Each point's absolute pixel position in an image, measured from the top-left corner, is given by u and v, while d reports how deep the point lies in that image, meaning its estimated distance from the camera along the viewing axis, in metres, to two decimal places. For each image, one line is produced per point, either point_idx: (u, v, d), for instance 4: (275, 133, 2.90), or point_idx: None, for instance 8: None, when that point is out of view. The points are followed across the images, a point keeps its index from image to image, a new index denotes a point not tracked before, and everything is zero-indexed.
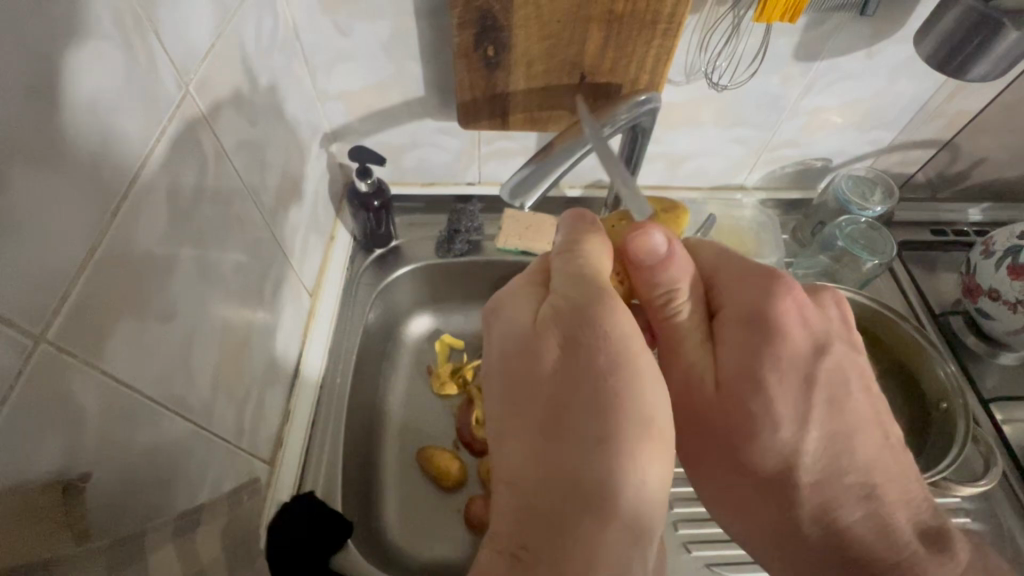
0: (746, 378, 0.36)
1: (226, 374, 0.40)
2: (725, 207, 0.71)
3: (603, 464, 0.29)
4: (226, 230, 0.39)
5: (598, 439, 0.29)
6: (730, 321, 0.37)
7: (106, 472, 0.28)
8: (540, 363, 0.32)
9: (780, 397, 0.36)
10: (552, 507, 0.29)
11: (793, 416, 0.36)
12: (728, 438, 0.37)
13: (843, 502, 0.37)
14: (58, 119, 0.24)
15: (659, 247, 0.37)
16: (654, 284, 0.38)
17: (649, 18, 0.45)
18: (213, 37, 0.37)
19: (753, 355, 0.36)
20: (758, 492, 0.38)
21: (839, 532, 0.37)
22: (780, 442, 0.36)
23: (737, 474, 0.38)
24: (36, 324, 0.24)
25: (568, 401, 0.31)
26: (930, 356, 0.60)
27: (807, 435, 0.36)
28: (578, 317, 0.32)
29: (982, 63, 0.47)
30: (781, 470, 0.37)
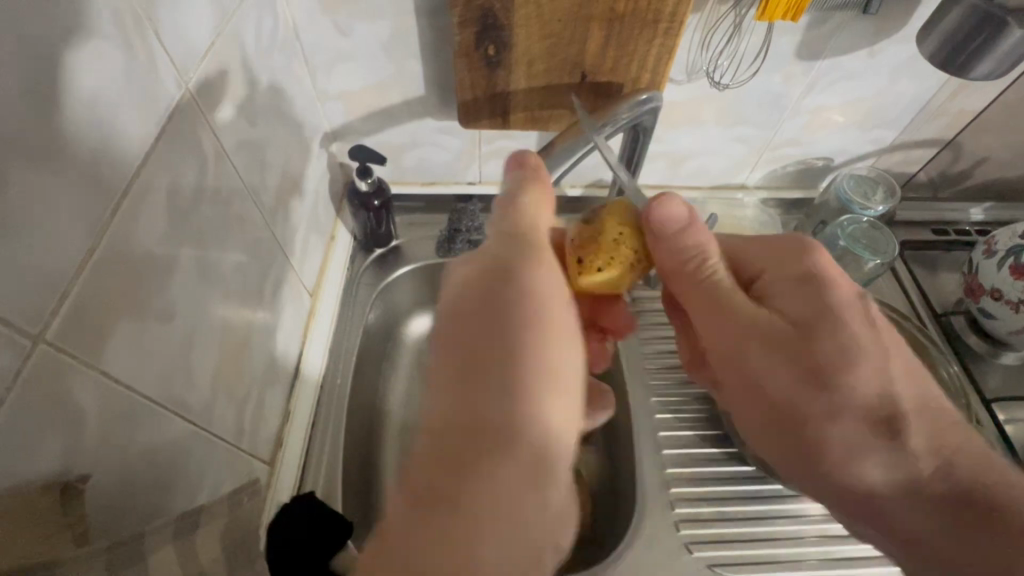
0: (826, 317, 0.37)
1: (226, 374, 0.40)
2: (725, 207, 0.71)
3: (510, 405, 0.31)
4: (226, 230, 0.39)
5: (507, 382, 0.32)
6: (783, 276, 0.40)
7: (105, 473, 0.28)
8: (464, 311, 0.35)
9: (856, 330, 0.37)
10: (462, 445, 0.29)
11: (874, 348, 0.37)
12: (821, 381, 0.37)
13: (943, 431, 0.38)
14: (57, 119, 0.24)
15: (681, 213, 0.39)
16: (692, 246, 0.39)
17: (650, 17, 0.45)
18: (213, 36, 0.36)
19: (818, 297, 0.38)
20: (858, 437, 0.37)
21: (950, 459, 0.38)
22: (867, 378, 0.36)
23: (832, 420, 0.37)
24: (35, 324, 0.24)
25: (485, 345, 0.33)
26: (935, 358, 0.60)
27: (892, 363, 0.37)
28: (497, 268, 0.36)
29: (985, 63, 0.47)
30: (883, 405, 0.36)
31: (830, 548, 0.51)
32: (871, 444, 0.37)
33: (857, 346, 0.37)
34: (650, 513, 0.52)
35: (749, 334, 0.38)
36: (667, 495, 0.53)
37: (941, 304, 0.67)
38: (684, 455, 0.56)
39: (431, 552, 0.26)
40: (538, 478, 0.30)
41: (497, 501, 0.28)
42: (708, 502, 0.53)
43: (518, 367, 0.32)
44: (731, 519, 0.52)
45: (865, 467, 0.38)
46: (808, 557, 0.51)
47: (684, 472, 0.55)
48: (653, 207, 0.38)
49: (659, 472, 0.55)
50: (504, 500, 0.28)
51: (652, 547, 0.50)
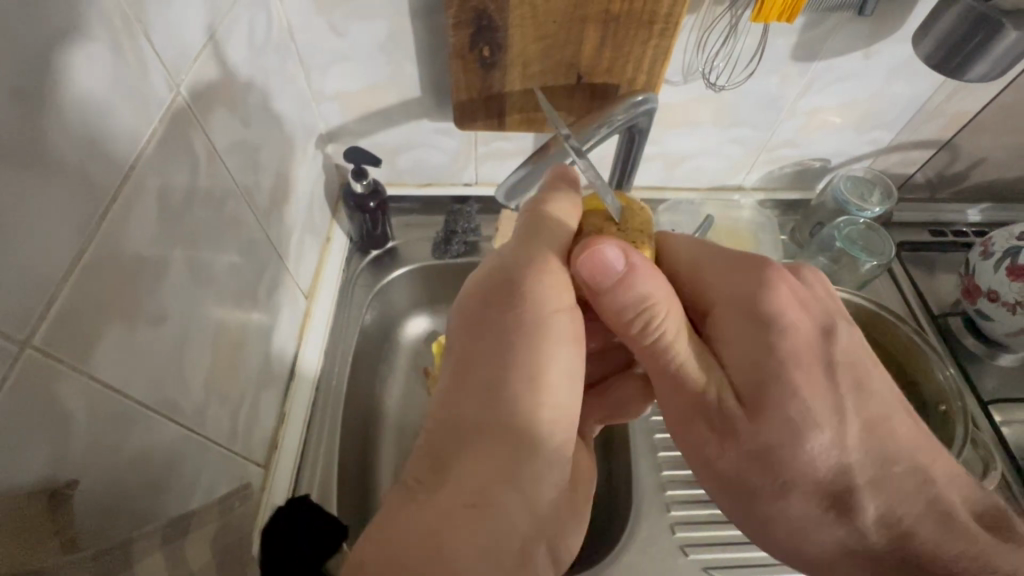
0: (768, 385, 0.37)
1: (218, 377, 0.40)
2: (723, 208, 0.71)
3: (488, 411, 0.34)
4: (219, 232, 0.39)
5: (495, 390, 0.35)
6: (732, 321, 0.39)
7: (93, 479, 0.28)
8: (468, 316, 0.38)
9: (808, 391, 0.37)
10: (442, 444, 0.34)
11: (828, 414, 0.37)
12: (769, 450, 0.38)
13: (903, 499, 0.38)
14: (44, 122, 0.24)
15: (614, 265, 0.36)
16: (624, 305, 0.37)
17: (646, 18, 0.45)
18: (205, 36, 0.36)
19: (767, 353, 0.38)
20: (812, 516, 0.39)
21: (902, 533, 0.38)
22: (818, 446, 0.37)
23: (784, 493, 0.39)
24: (22, 328, 0.23)
25: (480, 351, 0.36)
26: (932, 362, 0.59)
27: (848, 433, 0.37)
28: (504, 276, 0.38)
29: (981, 63, 0.47)
30: (836, 480, 0.38)
31: None
32: (822, 520, 0.39)
33: (804, 415, 0.37)
34: (645, 515, 0.52)
35: (698, 404, 0.39)
36: (663, 497, 0.53)
37: (939, 306, 0.67)
38: (681, 458, 0.56)
39: (402, 543, 0.29)
40: (518, 479, 0.33)
41: (464, 494, 0.32)
42: (704, 504, 0.53)
43: (504, 379, 0.35)
44: (726, 522, 0.52)
45: (821, 540, 0.39)
46: None
47: (681, 474, 0.55)
48: (584, 257, 0.36)
49: (655, 474, 0.55)
50: (481, 495, 0.32)
51: (648, 549, 0.50)
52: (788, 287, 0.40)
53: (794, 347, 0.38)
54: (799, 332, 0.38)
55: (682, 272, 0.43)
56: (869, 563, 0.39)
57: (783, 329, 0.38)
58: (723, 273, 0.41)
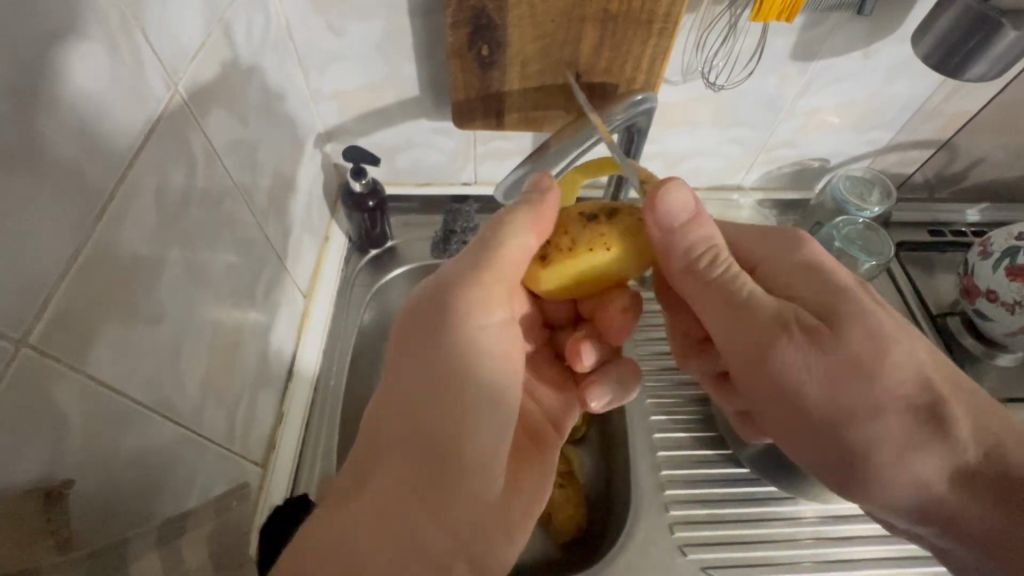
0: (843, 305, 0.39)
1: (215, 377, 0.40)
2: (722, 208, 0.71)
3: (426, 411, 0.35)
4: (217, 232, 0.39)
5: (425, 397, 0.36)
6: (790, 272, 0.42)
7: (88, 479, 0.28)
8: (404, 331, 0.40)
9: (880, 313, 0.38)
10: (366, 454, 0.35)
11: (901, 331, 0.38)
12: (862, 365, 0.37)
13: (984, 416, 0.38)
14: (39, 122, 0.24)
15: (688, 205, 0.37)
16: (694, 241, 0.38)
17: (644, 17, 0.45)
18: (202, 35, 0.36)
19: (828, 285, 0.40)
20: (907, 435, 0.37)
21: (996, 443, 0.38)
22: (903, 356, 0.37)
23: (878, 416, 0.37)
24: (17, 328, 0.23)
25: (408, 363, 0.38)
26: None
27: (920, 351, 0.38)
28: (450, 283, 0.39)
29: (979, 64, 0.47)
30: (921, 394, 0.37)
31: (824, 549, 0.51)
32: (920, 440, 0.37)
33: (881, 329, 0.38)
34: (643, 516, 0.52)
35: (779, 328, 0.37)
36: (661, 497, 0.53)
37: (937, 306, 0.67)
38: (679, 458, 0.56)
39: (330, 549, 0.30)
40: (440, 487, 0.34)
41: (377, 503, 0.32)
42: (704, 505, 0.53)
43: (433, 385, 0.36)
44: (724, 523, 0.52)
45: (923, 463, 0.37)
46: (802, 559, 0.51)
47: (680, 474, 0.55)
48: (653, 198, 0.36)
49: (653, 474, 0.55)
50: (398, 507, 0.32)
51: (647, 549, 0.50)
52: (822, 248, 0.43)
53: (847, 281, 0.40)
54: (846, 275, 0.41)
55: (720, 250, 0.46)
56: (967, 478, 0.37)
57: (832, 270, 0.41)
58: (762, 244, 0.44)
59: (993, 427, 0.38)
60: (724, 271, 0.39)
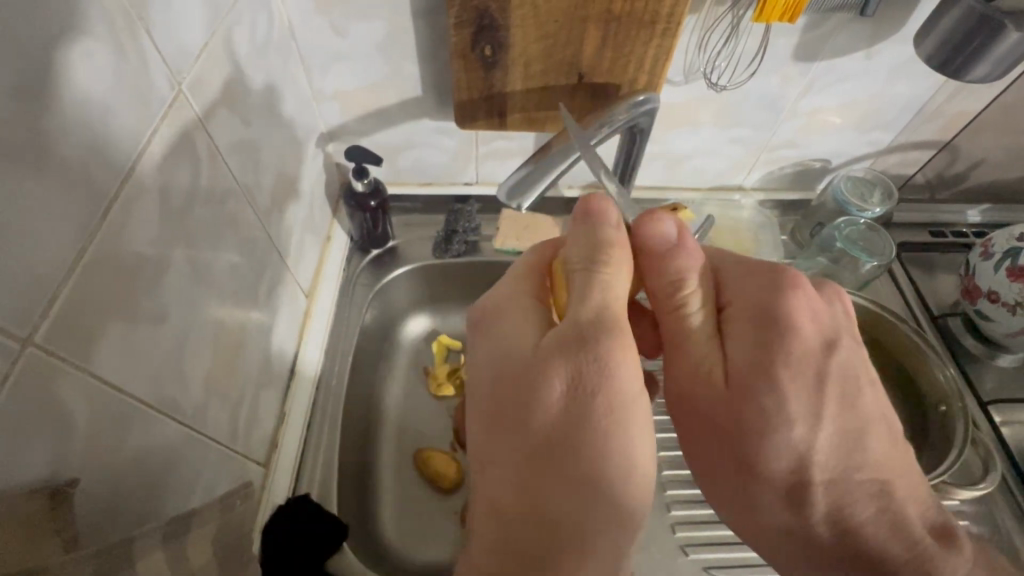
0: (757, 376, 0.35)
1: (218, 377, 0.39)
2: (721, 208, 0.71)
3: (573, 467, 0.31)
4: (220, 231, 0.39)
5: (570, 459, 0.31)
6: (741, 316, 0.37)
7: (94, 478, 0.28)
8: (524, 386, 0.33)
9: (791, 395, 0.35)
10: (525, 547, 0.31)
11: (806, 415, 0.35)
12: (740, 436, 0.36)
13: (854, 502, 0.37)
14: (43, 121, 0.24)
15: (669, 235, 0.38)
16: (665, 272, 0.38)
17: (647, 18, 0.45)
18: (205, 35, 0.36)
19: (766, 352, 0.35)
20: (770, 496, 0.38)
21: (848, 529, 0.38)
22: (792, 441, 0.36)
23: (747, 476, 0.38)
24: (24, 326, 0.23)
25: (527, 418, 0.33)
26: (931, 361, 0.59)
27: (823, 436, 0.36)
28: (575, 324, 0.33)
29: (982, 64, 0.47)
30: (795, 475, 0.37)
31: None
32: (773, 506, 0.38)
33: (778, 410, 0.35)
34: (645, 516, 0.52)
35: (701, 379, 0.37)
36: (663, 497, 0.53)
37: (938, 306, 0.67)
38: (681, 458, 0.56)
39: None
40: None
41: None
42: (705, 505, 0.53)
43: (576, 440, 0.32)
44: (725, 522, 0.52)
45: (771, 520, 0.39)
46: None
47: (681, 474, 0.55)
48: (642, 223, 0.38)
49: (654, 474, 0.55)
50: None
51: (648, 549, 0.50)
52: (806, 300, 0.37)
53: (792, 351, 0.35)
54: (800, 343, 0.36)
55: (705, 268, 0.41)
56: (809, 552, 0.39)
57: (785, 333, 0.35)
58: (745, 279, 0.38)
59: (855, 516, 0.37)
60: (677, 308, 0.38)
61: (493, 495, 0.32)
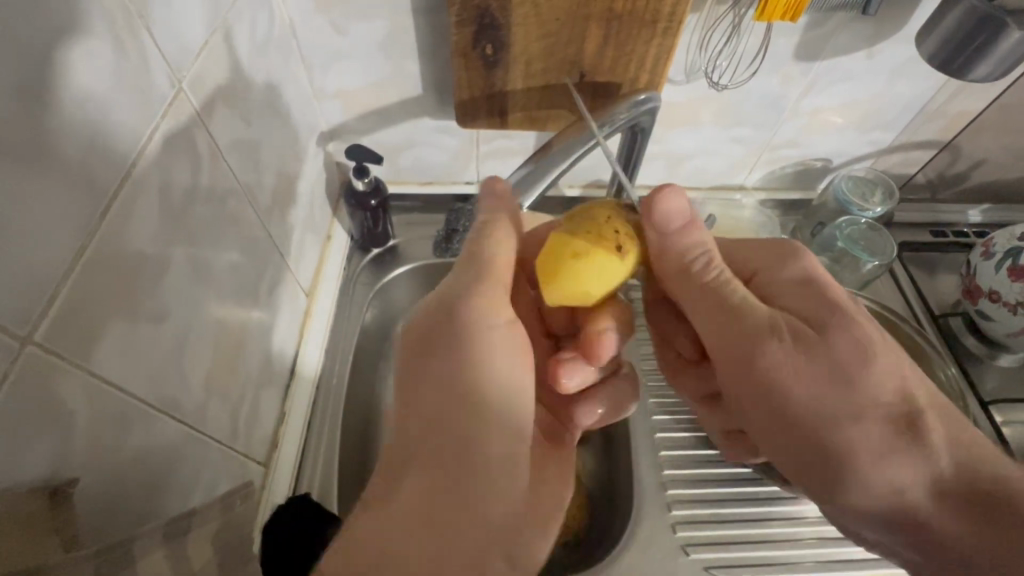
0: (826, 317, 0.37)
1: (219, 376, 0.39)
2: (723, 207, 0.71)
3: (442, 434, 0.35)
4: (221, 230, 0.39)
5: (444, 385, 0.36)
6: (779, 276, 0.40)
7: (93, 476, 0.28)
8: (419, 338, 0.39)
9: (862, 326, 0.37)
10: (394, 464, 0.34)
11: (880, 343, 0.37)
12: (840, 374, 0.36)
13: (959, 427, 0.38)
14: (43, 119, 0.24)
15: (682, 209, 0.38)
16: (686, 246, 0.39)
17: (649, 17, 0.45)
18: (206, 33, 0.36)
19: (827, 296, 0.38)
20: (886, 444, 0.37)
21: (967, 454, 0.37)
22: (881, 369, 0.36)
23: (860, 421, 0.37)
24: (23, 325, 0.23)
25: (416, 386, 0.37)
26: (932, 360, 0.60)
27: (904, 362, 0.38)
28: (450, 287, 0.39)
29: (984, 64, 0.47)
30: (902, 403, 0.37)
31: (827, 550, 0.51)
32: (896, 451, 0.37)
33: (870, 342, 0.37)
34: (646, 515, 0.52)
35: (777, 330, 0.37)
36: (664, 497, 0.53)
37: (940, 306, 0.67)
38: (682, 458, 0.56)
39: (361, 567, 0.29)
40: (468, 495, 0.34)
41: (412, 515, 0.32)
42: (705, 505, 0.53)
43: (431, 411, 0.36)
44: (725, 522, 0.52)
45: (898, 472, 0.37)
46: (804, 559, 0.51)
47: (681, 473, 0.55)
48: (653, 202, 0.38)
49: (655, 473, 0.55)
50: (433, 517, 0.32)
51: (649, 549, 0.50)
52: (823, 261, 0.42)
53: (845, 291, 0.39)
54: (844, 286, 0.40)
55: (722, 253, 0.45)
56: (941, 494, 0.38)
57: (831, 280, 0.39)
58: (772, 258, 0.41)
59: (965, 440, 0.38)
60: (719, 275, 0.39)
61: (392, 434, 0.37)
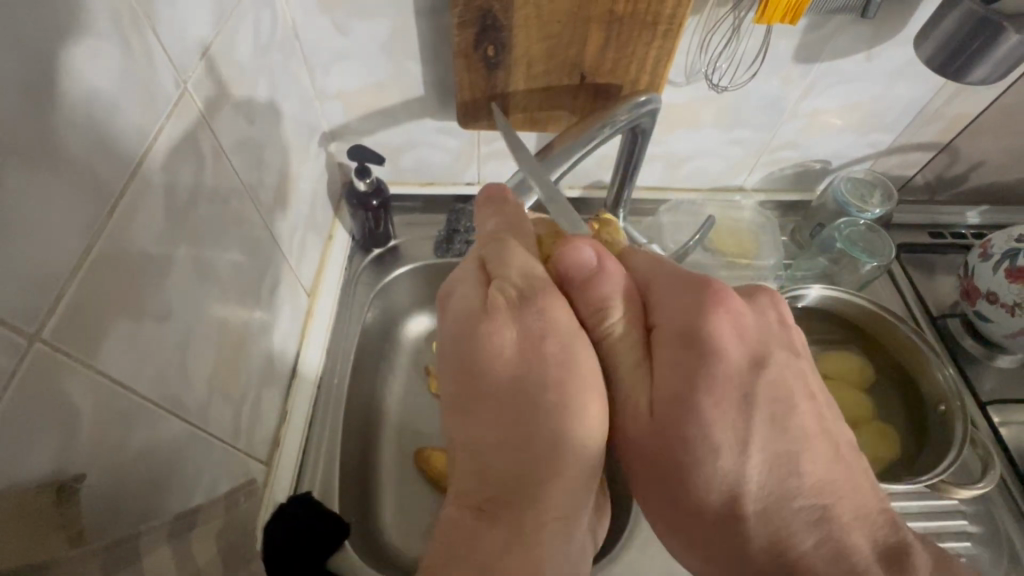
0: (678, 404, 0.31)
1: (221, 375, 0.40)
2: (723, 209, 0.70)
3: (547, 450, 0.30)
4: (224, 229, 0.39)
5: (539, 393, 0.31)
6: (664, 333, 0.33)
7: (98, 473, 0.28)
8: (497, 343, 0.31)
9: (716, 419, 0.30)
10: (503, 476, 0.30)
11: (732, 441, 0.31)
12: (661, 465, 0.32)
13: (792, 534, 0.32)
14: (51, 118, 0.24)
15: (586, 261, 0.34)
16: (592, 301, 0.34)
17: (649, 19, 0.45)
18: (210, 34, 0.36)
19: (683, 380, 0.31)
20: (703, 536, 0.33)
21: (792, 568, 0.32)
22: (719, 472, 0.31)
23: (676, 511, 0.33)
24: (30, 322, 0.23)
25: (490, 393, 0.31)
26: (930, 361, 0.59)
27: (751, 465, 0.31)
28: (515, 286, 0.33)
29: (983, 65, 0.47)
30: (723, 507, 0.31)
31: None
32: (710, 544, 0.33)
33: (703, 442, 0.31)
34: (645, 515, 0.52)
35: (625, 412, 0.33)
36: None
37: (938, 307, 0.67)
38: None
39: None
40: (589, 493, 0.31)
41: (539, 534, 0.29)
42: None
43: (539, 440, 0.30)
44: None
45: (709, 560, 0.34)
46: None
47: None
48: (561, 252, 0.35)
49: None
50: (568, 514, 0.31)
51: (649, 547, 0.50)
52: (727, 315, 0.33)
53: (713, 373, 0.31)
54: (723, 360, 0.31)
55: (637, 284, 0.36)
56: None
57: (707, 353, 0.31)
58: (670, 315, 0.33)
59: (796, 548, 0.32)
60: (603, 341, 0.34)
61: (461, 442, 0.32)
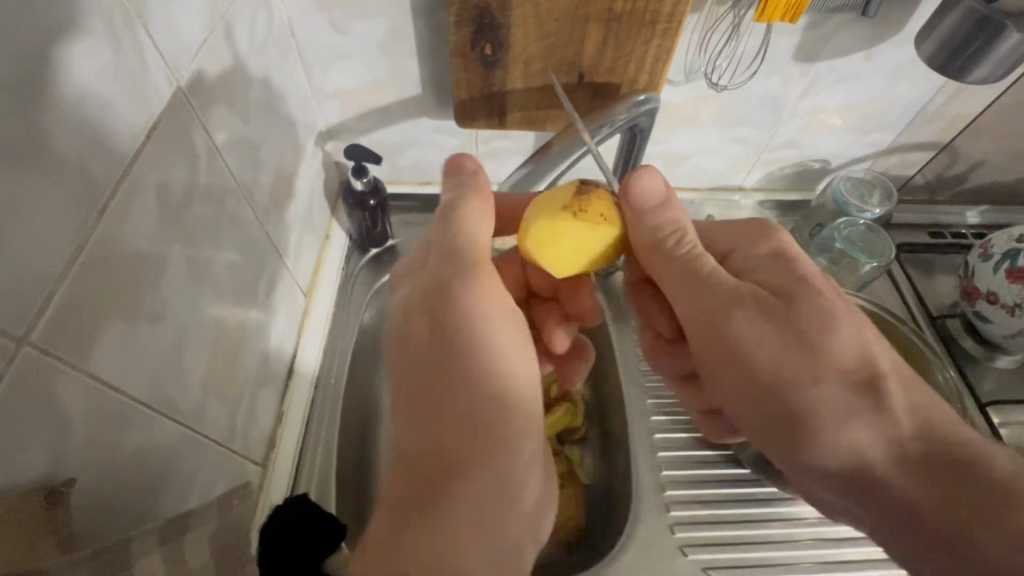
0: (799, 283, 0.38)
1: (216, 376, 0.39)
2: (723, 209, 0.71)
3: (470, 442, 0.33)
4: (220, 229, 0.39)
5: (460, 384, 0.34)
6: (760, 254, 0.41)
7: (90, 477, 0.28)
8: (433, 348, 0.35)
9: (830, 295, 0.38)
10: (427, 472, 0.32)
11: (848, 315, 0.38)
12: (806, 333, 0.37)
13: (923, 394, 0.38)
14: (41, 118, 0.24)
15: (655, 192, 0.38)
16: (657, 226, 0.38)
17: (648, 17, 0.45)
18: (204, 34, 0.36)
19: (788, 271, 0.39)
20: (847, 403, 0.37)
21: (926, 418, 0.37)
22: (843, 339, 0.37)
23: (818, 380, 0.37)
24: (19, 326, 0.23)
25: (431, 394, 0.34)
26: (930, 361, 0.59)
27: (868, 334, 0.38)
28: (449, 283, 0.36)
29: (983, 66, 0.47)
30: (862, 366, 0.37)
31: (824, 551, 0.51)
32: (854, 409, 0.37)
33: (830, 309, 0.37)
34: (645, 516, 0.52)
35: (740, 298, 0.37)
36: (662, 497, 0.53)
37: (937, 307, 0.67)
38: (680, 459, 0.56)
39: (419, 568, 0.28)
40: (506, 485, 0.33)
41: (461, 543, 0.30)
42: (704, 505, 0.53)
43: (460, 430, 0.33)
44: (723, 521, 0.52)
45: (856, 430, 0.37)
46: (803, 560, 0.51)
47: (681, 475, 0.55)
48: (630, 183, 0.37)
49: (654, 474, 0.54)
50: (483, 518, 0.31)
51: (648, 549, 0.50)
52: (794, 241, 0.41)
53: (805, 264, 0.39)
54: (811, 265, 0.39)
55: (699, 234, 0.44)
56: (901, 454, 0.37)
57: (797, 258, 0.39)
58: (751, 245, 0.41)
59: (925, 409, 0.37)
60: (689, 251, 0.38)
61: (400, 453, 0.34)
